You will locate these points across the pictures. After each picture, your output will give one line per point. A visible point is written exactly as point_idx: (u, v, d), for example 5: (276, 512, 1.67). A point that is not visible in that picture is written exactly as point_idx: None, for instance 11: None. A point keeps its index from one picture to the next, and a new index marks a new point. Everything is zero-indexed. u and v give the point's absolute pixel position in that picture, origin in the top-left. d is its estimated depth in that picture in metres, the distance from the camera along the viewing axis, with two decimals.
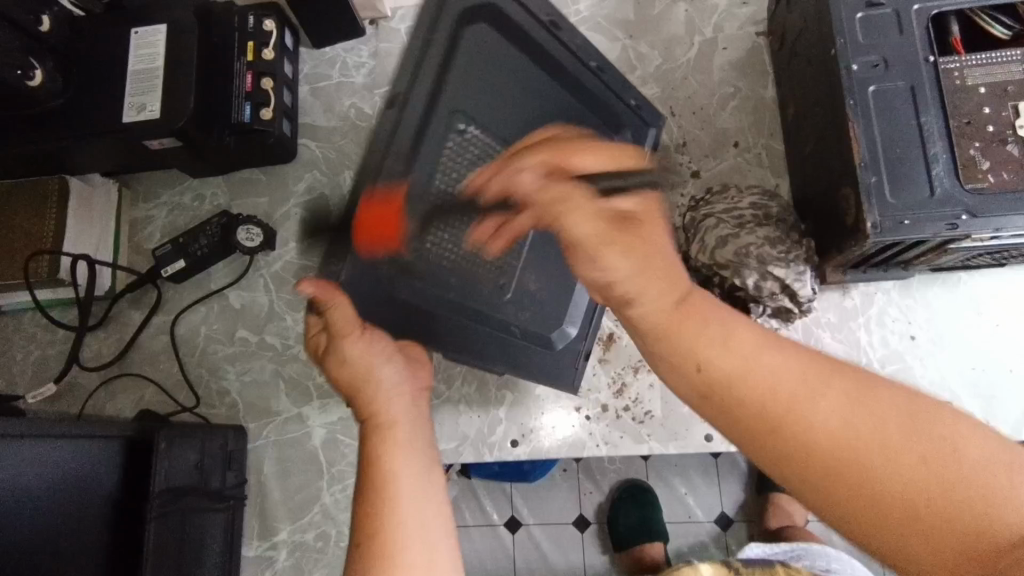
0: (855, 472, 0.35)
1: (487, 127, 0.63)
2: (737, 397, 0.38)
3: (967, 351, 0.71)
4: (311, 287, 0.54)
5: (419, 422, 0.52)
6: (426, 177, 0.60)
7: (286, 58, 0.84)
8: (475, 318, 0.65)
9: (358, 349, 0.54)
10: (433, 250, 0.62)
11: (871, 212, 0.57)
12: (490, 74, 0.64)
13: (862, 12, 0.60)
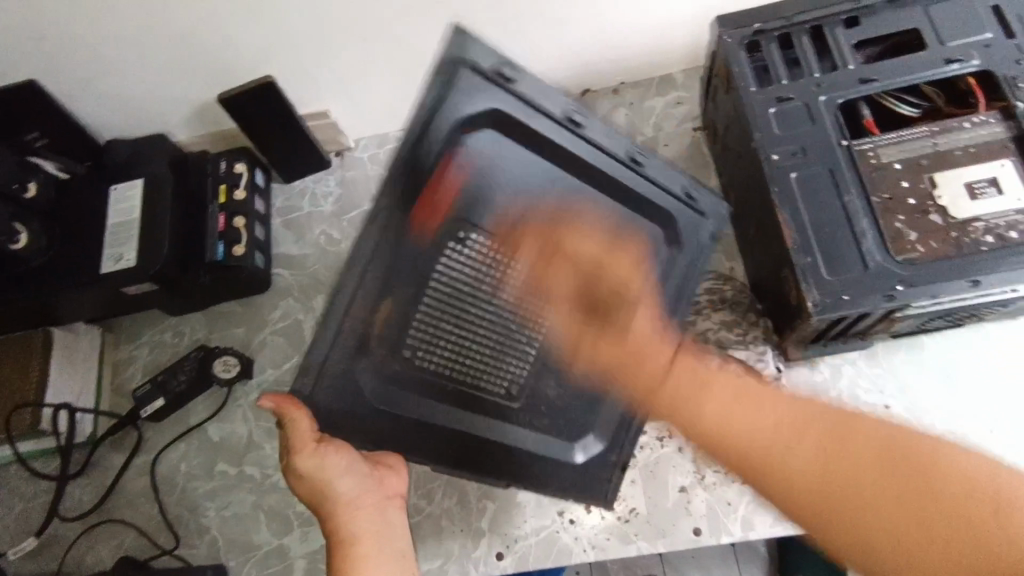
0: (853, 492, 0.52)
1: (490, 234, 0.60)
2: (734, 441, 0.61)
3: (945, 416, 0.70)
4: (272, 404, 0.55)
5: (385, 531, 0.62)
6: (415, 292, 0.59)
7: (257, 195, 0.88)
8: (477, 424, 0.63)
9: (316, 464, 0.57)
10: (433, 358, 0.61)
11: (810, 292, 0.59)
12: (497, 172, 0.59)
13: (774, 107, 0.65)
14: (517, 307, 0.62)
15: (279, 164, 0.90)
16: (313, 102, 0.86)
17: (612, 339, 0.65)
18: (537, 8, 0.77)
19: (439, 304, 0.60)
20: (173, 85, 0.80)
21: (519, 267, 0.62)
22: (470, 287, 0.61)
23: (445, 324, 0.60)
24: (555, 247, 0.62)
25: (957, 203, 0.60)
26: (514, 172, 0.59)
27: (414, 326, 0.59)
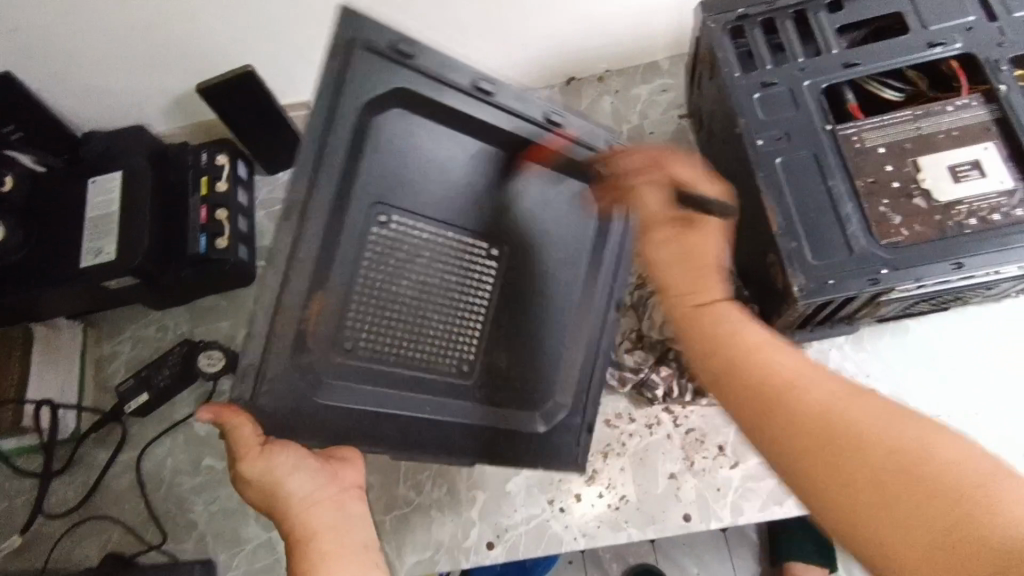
0: (843, 462, 0.37)
1: (415, 213, 0.59)
2: (744, 375, 0.44)
3: (929, 398, 0.70)
4: (207, 412, 0.50)
5: (349, 524, 0.53)
6: (347, 277, 0.56)
7: (240, 187, 0.86)
8: (439, 404, 0.62)
9: (263, 466, 0.51)
10: (378, 345, 0.59)
11: (796, 276, 0.59)
12: (414, 144, 0.58)
13: (759, 92, 0.65)
14: (453, 280, 0.62)
15: (261, 155, 0.89)
16: (294, 92, 0.85)
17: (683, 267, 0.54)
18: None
19: (374, 289, 0.58)
20: (151, 76, 0.79)
21: (451, 240, 0.61)
22: (404, 267, 0.59)
23: (383, 308, 0.58)
24: (488, 217, 0.63)
25: (940, 186, 0.60)
26: (432, 143, 0.59)
27: (352, 315, 0.57)
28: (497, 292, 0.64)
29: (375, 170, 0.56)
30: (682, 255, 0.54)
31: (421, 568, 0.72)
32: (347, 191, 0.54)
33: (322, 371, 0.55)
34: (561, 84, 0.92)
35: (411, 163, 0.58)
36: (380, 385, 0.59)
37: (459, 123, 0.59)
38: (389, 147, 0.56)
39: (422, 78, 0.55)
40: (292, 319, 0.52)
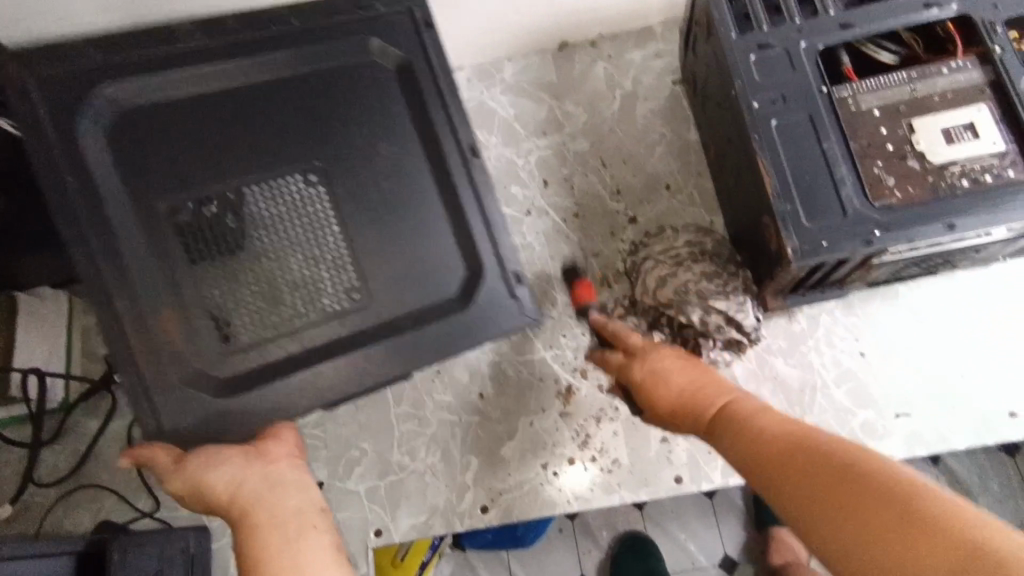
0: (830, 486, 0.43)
1: (219, 180, 0.55)
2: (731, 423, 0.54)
3: (918, 360, 0.71)
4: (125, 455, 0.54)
5: (279, 492, 0.53)
6: (178, 271, 0.53)
7: None
8: (352, 331, 0.55)
9: (179, 477, 0.52)
10: (249, 319, 0.53)
11: (790, 238, 0.59)
12: (190, 120, 0.56)
13: (755, 54, 0.64)
14: (286, 214, 0.55)
15: None
16: None
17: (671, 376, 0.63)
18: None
19: (210, 271, 0.53)
20: None
21: (265, 180, 0.55)
22: (226, 227, 0.54)
23: (234, 284, 0.54)
24: (303, 146, 0.57)
25: (935, 147, 0.60)
26: (167, 118, 0.55)
27: (206, 303, 0.53)
28: (349, 211, 0.56)
29: (145, 164, 0.54)
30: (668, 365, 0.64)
31: (415, 532, 0.73)
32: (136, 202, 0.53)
33: (210, 365, 0.52)
34: (553, 48, 0.91)
35: (182, 133, 0.55)
36: (271, 347, 0.53)
37: (199, 86, 0.56)
38: (121, 153, 0.54)
39: (69, 84, 0.54)
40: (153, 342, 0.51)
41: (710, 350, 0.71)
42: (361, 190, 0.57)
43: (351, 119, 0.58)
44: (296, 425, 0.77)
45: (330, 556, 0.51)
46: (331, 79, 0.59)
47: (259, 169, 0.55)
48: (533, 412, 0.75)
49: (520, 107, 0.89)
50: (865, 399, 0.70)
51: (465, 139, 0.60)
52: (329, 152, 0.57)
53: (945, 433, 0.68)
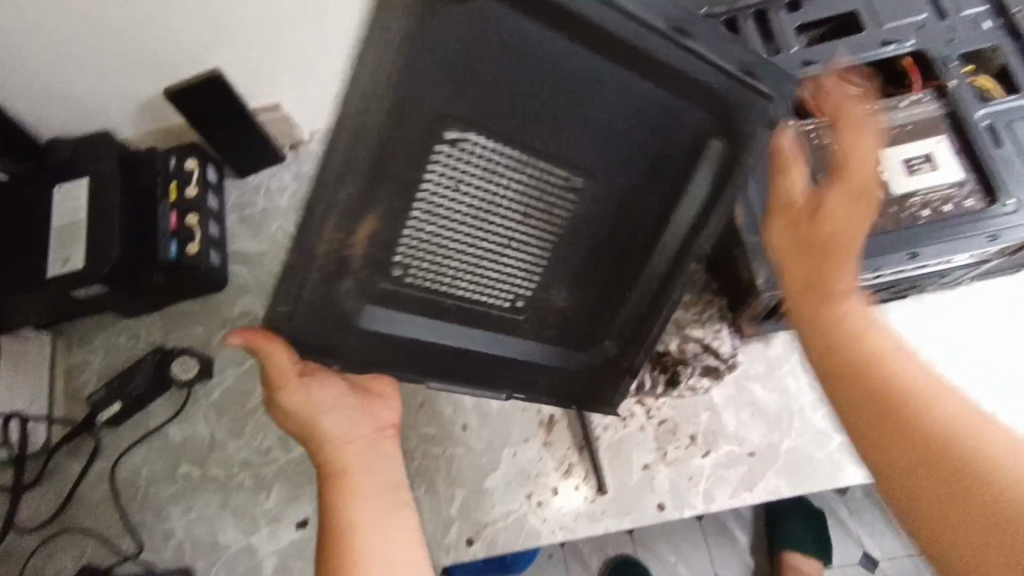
0: (955, 506, 0.39)
1: (494, 139, 0.44)
2: (843, 348, 0.45)
3: None
4: (241, 338, 0.53)
5: (375, 464, 0.60)
6: (392, 215, 0.45)
7: (210, 192, 0.86)
8: (484, 346, 0.56)
9: (304, 406, 0.57)
10: (431, 273, 0.51)
11: (760, 269, 0.61)
12: (511, 75, 0.40)
13: None
14: (523, 208, 0.49)
15: (229, 157, 0.89)
16: (268, 96, 0.86)
17: (798, 255, 0.48)
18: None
19: (426, 216, 0.47)
20: (118, 79, 0.78)
21: (535, 162, 0.46)
22: (460, 187, 0.47)
23: (438, 239, 0.49)
24: (588, 145, 0.45)
25: (896, 178, 0.62)
26: (535, 42, 0.38)
27: (402, 242, 0.48)
28: (580, 222, 0.51)
29: (456, 83, 0.39)
30: (812, 242, 0.47)
31: None
32: (403, 134, 0.41)
33: (355, 303, 0.50)
34: None
35: (506, 79, 0.40)
36: (427, 310, 0.53)
37: (596, 48, 0.39)
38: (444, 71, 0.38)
39: None
40: (332, 256, 0.46)
41: (687, 377, 0.75)
42: (593, 213, 0.50)
43: (683, 126, 0.45)
44: (281, 463, 0.77)
45: (413, 535, 0.59)
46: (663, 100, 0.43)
47: (521, 162, 0.46)
48: (516, 443, 0.75)
49: None
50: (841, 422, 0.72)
51: (709, 239, 0.52)
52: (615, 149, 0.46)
53: None
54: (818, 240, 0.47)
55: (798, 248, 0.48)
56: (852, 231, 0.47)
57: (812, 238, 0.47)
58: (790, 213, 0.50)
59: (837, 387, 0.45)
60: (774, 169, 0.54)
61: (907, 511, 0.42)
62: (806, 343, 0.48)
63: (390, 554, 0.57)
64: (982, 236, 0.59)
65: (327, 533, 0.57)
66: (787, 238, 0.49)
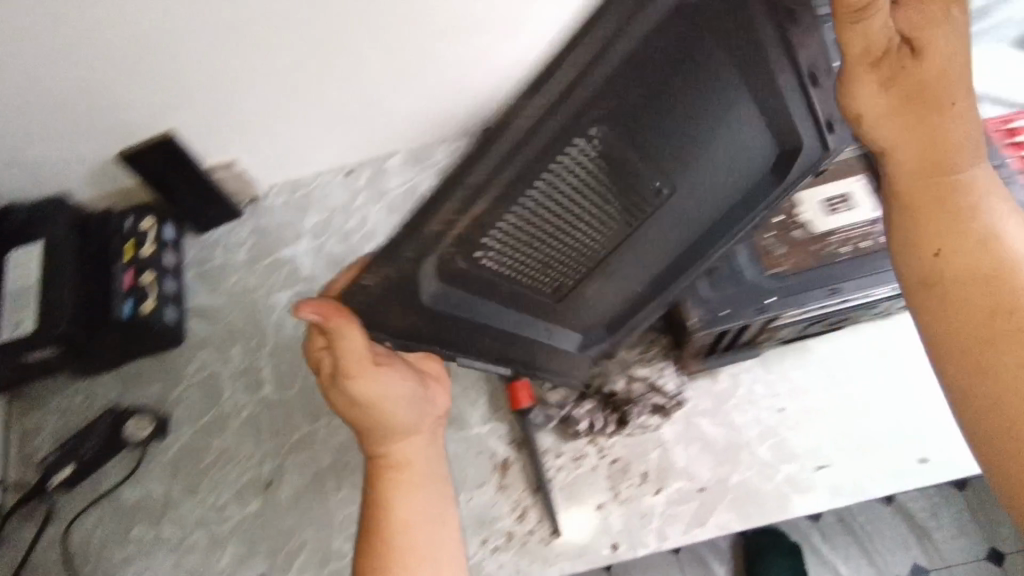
0: (1012, 413, 0.37)
1: (617, 141, 0.42)
2: (956, 269, 0.41)
3: (832, 414, 0.75)
4: (311, 310, 0.48)
5: (429, 457, 0.64)
6: (502, 211, 0.42)
7: (168, 250, 0.87)
8: (515, 322, 0.59)
9: (377, 396, 0.57)
10: (500, 260, 0.49)
11: (692, 311, 0.63)
12: (659, 91, 0.39)
13: None
14: (622, 173, 0.46)
15: (188, 215, 0.91)
16: (218, 155, 0.86)
17: (901, 121, 0.41)
18: (435, 43, 0.79)
19: (529, 206, 0.44)
20: (70, 146, 0.79)
21: (644, 155, 0.44)
22: (585, 164, 0.43)
23: (528, 228, 0.47)
24: (677, 164, 0.47)
25: (818, 217, 0.65)
26: (649, 71, 0.36)
27: (493, 231, 0.44)
28: (643, 229, 0.54)
29: (614, 102, 0.37)
30: (929, 100, 0.40)
31: None
32: (554, 145, 0.38)
33: (427, 288, 0.47)
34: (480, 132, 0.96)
35: (653, 94, 0.39)
36: (484, 292, 0.52)
37: (723, 57, 0.39)
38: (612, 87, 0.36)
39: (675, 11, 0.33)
40: (433, 249, 0.42)
41: (637, 416, 0.76)
42: (680, 187, 0.50)
43: (764, 116, 0.45)
44: (236, 520, 0.77)
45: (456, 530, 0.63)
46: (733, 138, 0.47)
47: (635, 162, 0.45)
48: (471, 488, 0.76)
49: None
50: (787, 454, 0.73)
51: (722, 231, 0.56)
52: (701, 164, 0.48)
53: (863, 483, 0.71)
54: (923, 95, 0.40)
55: (905, 116, 0.41)
56: (954, 124, 0.41)
57: (920, 101, 0.40)
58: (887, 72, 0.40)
59: (923, 295, 0.42)
60: (845, 22, 0.38)
61: (968, 415, 0.40)
62: (903, 238, 0.43)
63: (446, 543, 0.61)
64: None
65: (386, 521, 0.59)
66: (880, 97, 0.41)
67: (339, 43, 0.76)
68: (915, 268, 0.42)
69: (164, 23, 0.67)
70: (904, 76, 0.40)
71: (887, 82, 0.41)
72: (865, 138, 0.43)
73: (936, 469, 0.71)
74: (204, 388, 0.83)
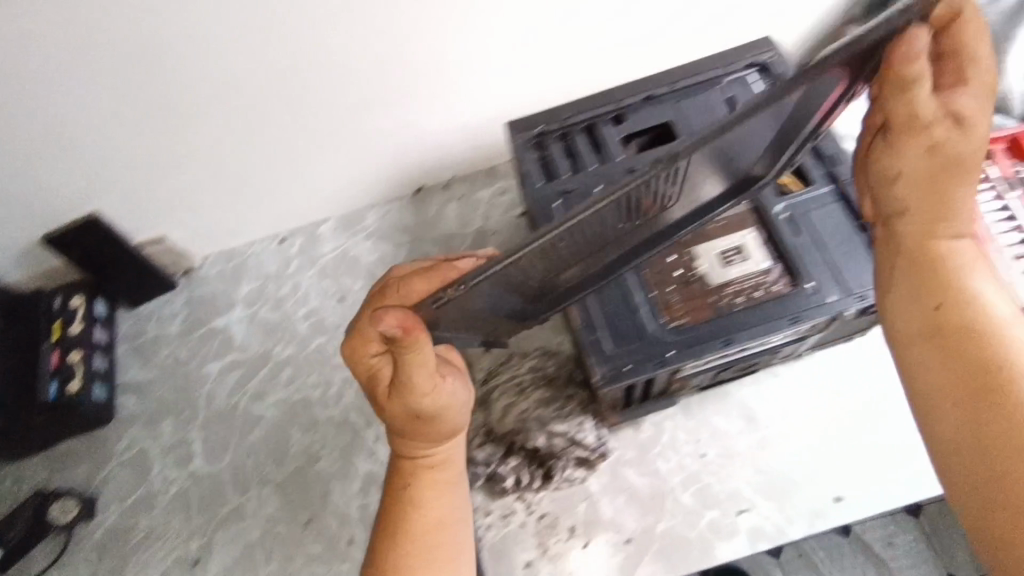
0: (980, 438, 0.44)
1: (680, 179, 0.52)
2: (951, 315, 0.48)
3: (752, 457, 0.76)
4: (397, 320, 0.52)
5: (461, 455, 0.64)
6: (573, 235, 0.50)
7: (97, 327, 0.88)
8: (509, 321, 0.63)
9: (441, 400, 0.59)
10: (538, 270, 0.54)
11: (596, 366, 0.65)
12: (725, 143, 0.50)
13: (558, 201, 0.71)
14: (643, 211, 0.55)
15: (119, 290, 0.91)
16: (147, 231, 0.88)
17: (926, 190, 0.50)
18: (351, 114, 0.82)
19: (585, 231, 0.51)
20: None
21: (681, 190, 0.54)
22: (585, 230, 0.52)
23: (579, 245, 0.54)
24: (692, 195, 0.57)
25: (712, 270, 0.68)
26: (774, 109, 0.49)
27: (556, 250, 0.51)
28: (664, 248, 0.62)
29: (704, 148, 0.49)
30: (943, 176, 0.50)
31: None
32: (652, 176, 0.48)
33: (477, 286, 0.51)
34: (410, 193, 0.97)
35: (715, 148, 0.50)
36: (513, 291, 0.56)
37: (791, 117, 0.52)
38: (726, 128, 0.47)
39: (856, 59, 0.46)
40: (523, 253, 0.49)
41: (563, 470, 0.76)
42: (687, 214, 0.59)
43: (770, 146, 0.56)
44: None
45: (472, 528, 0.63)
46: (730, 170, 0.56)
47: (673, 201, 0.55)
48: None
49: (380, 252, 0.94)
50: (710, 500, 0.74)
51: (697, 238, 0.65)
52: (710, 181, 0.56)
53: (784, 524, 0.72)
54: (959, 164, 0.49)
55: (926, 184, 0.50)
56: (962, 196, 0.50)
57: (945, 173, 0.50)
58: (908, 145, 0.49)
59: (910, 330, 0.50)
60: (898, 84, 0.47)
61: (954, 453, 0.45)
62: (910, 292, 0.50)
63: (466, 546, 0.61)
64: (786, 319, 0.64)
65: (418, 519, 0.58)
66: (922, 159, 0.49)
67: (254, 114, 0.78)
68: (907, 307, 0.50)
69: (79, 111, 0.70)
70: (938, 146, 0.49)
71: (905, 153, 0.50)
72: (889, 189, 0.51)
73: (852, 506, 0.72)
74: (134, 464, 0.83)
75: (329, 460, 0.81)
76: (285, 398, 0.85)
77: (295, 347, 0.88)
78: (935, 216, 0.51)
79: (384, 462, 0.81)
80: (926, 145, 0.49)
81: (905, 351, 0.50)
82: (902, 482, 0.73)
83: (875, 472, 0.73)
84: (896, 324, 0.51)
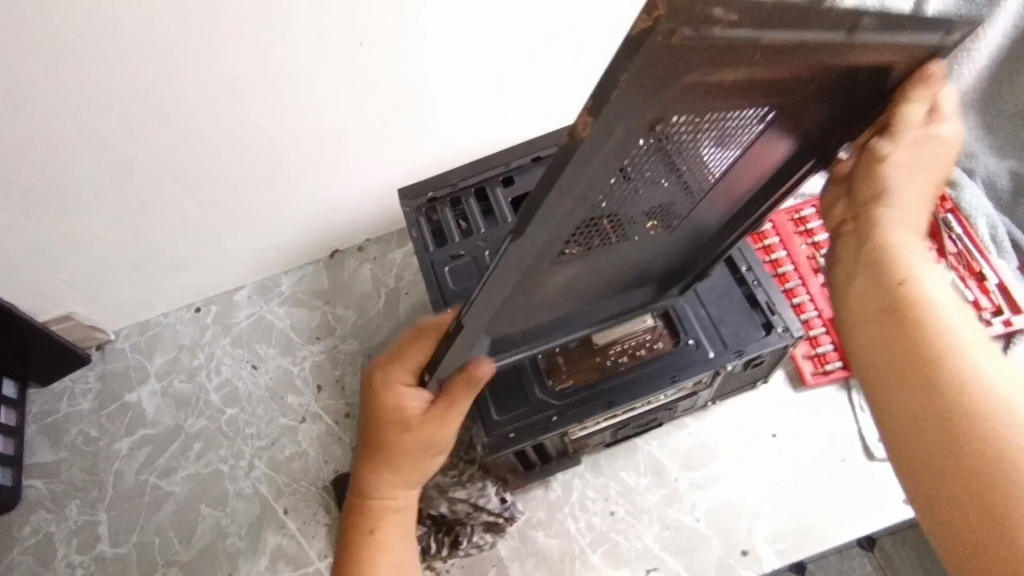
0: (938, 425, 0.38)
1: (694, 160, 0.44)
2: (904, 292, 0.42)
3: (661, 513, 0.75)
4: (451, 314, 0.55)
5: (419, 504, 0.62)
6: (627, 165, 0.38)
7: (4, 409, 0.87)
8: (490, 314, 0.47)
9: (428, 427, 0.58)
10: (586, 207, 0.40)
11: (480, 435, 0.64)
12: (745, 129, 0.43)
13: (449, 264, 0.72)
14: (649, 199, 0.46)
15: (30, 371, 0.89)
16: (52, 310, 0.86)
17: (904, 179, 0.46)
18: (251, 188, 0.81)
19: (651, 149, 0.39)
20: None
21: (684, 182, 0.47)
22: (627, 168, 0.39)
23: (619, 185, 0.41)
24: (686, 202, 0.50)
25: None
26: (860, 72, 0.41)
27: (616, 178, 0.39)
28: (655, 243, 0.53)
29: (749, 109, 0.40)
30: (919, 168, 0.46)
31: None
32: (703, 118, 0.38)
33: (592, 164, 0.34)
34: (324, 257, 0.97)
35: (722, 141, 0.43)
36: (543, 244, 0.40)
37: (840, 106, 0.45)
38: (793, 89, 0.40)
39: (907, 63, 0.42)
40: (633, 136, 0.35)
41: (470, 536, 0.74)
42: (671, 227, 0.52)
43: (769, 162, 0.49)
44: None
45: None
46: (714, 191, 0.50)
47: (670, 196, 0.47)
48: None
49: (295, 317, 0.93)
50: (619, 560, 0.73)
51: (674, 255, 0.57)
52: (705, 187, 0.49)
53: None
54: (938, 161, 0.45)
55: (901, 176, 0.46)
56: (917, 192, 0.46)
57: (915, 171, 0.45)
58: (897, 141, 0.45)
59: (865, 312, 0.44)
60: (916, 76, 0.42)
61: (911, 468, 0.39)
62: (870, 278, 0.44)
63: None
64: (667, 378, 0.64)
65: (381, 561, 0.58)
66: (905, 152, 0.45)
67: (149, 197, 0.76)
68: (863, 288, 0.45)
69: None
70: (922, 145, 0.45)
71: (890, 141, 0.45)
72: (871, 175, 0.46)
73: (759, 559, 0.71)
74: (39, 551, 0.81)
75: (237, 537, 0.80)
76: (195, 473, 0.84)
77: (207, 420, 0.88)
78: (910, 202, 0.46)
79: (292, 537, 0.79)
80: (912, 141, 0.44)
81: (859, 336, 0.44)
82: (809, 531, 0.72)
83: (782, 524, 0.73)
84: (850, 308, 0.45)
